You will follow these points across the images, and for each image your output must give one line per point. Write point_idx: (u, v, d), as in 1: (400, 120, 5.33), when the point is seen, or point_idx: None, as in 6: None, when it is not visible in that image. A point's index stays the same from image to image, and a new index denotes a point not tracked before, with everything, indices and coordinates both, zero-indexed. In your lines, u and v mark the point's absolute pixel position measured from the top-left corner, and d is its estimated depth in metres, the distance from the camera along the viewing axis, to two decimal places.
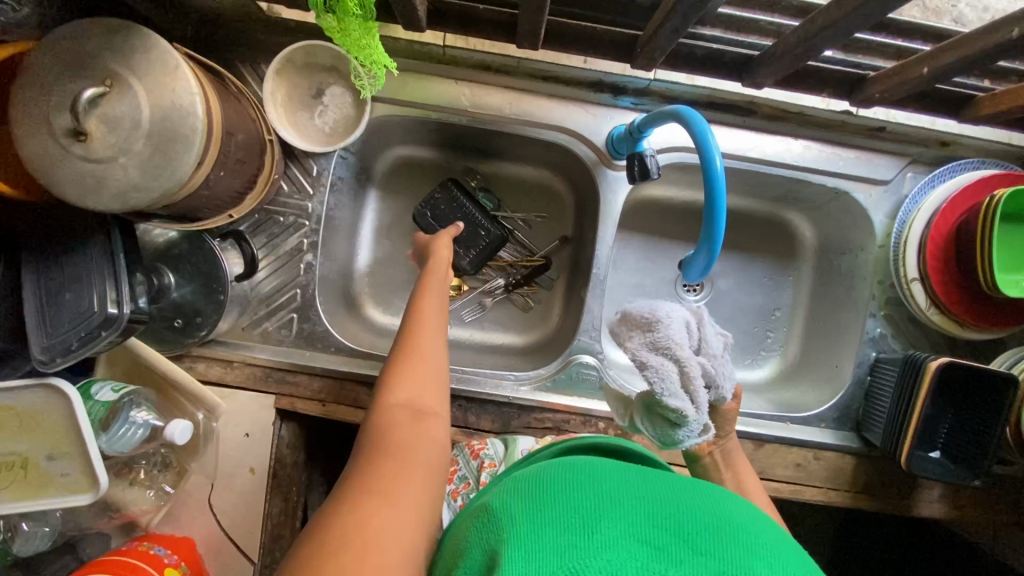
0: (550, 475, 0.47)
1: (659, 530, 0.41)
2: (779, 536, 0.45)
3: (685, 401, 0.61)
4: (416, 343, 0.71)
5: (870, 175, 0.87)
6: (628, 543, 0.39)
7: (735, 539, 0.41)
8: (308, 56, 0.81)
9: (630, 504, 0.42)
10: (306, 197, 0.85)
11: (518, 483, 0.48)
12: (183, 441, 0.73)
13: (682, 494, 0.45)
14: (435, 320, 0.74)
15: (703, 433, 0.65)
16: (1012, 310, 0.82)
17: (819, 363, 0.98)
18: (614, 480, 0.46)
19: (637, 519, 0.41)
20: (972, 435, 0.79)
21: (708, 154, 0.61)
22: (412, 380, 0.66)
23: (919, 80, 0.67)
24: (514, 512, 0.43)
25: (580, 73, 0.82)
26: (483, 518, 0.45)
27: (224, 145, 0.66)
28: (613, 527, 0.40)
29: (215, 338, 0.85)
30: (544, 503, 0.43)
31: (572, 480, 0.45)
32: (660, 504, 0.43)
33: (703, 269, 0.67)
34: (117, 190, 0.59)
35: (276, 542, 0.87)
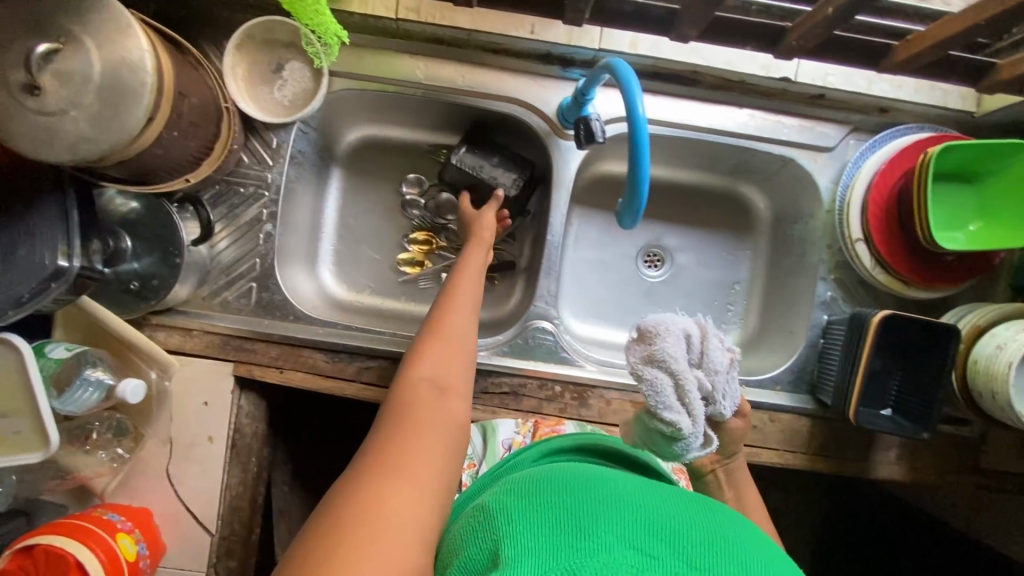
0: (550, 482, 0.50)
1: (652, 538, 0.43)
2: (773, 557, 0.46)
3: (682, 415, 0.63)
4: (443, 321, 0.70)
5: (814, 142, 0.90)
6: (623, 551, 0.41)
7: (724, 552, 0.43)
8: (267, 32, 0.84)
9: (629, 515, 0.45)
10: (265, 169, 0.88)
11: (516, 488, 0.50)
12: (136, 400, 0.74)
13: (679, 510, 0.47)
14: (465, 298, 0.73)
15: (704, 447, 0.67)
16: (956, 268, 0.85)
17: (776, 331, 1.00)
18: (614, 491, 0.48)
19: (632, 531, 0.43)
20: (920, 389, 0.81)
21: (631, 101, 0.62)
22: (436, 358, 0.65)
23: (825, 20, 0.71)
24: (512, 517, 0.45)
25: (528, 45, 0.84)
26: (480, 520, 0.47)
27: (177, 106, 0.69)
28: (610, 534, 0.42)
29: (175, 307, 0.87)
30: (543, 510, 0.45)
31: (572, 490, 0.47)
32: (655, 514, 0.45)
33: (633, 213, 0.68)
34: (68, 142, 0.61)
35: (235, 511, 0.87)
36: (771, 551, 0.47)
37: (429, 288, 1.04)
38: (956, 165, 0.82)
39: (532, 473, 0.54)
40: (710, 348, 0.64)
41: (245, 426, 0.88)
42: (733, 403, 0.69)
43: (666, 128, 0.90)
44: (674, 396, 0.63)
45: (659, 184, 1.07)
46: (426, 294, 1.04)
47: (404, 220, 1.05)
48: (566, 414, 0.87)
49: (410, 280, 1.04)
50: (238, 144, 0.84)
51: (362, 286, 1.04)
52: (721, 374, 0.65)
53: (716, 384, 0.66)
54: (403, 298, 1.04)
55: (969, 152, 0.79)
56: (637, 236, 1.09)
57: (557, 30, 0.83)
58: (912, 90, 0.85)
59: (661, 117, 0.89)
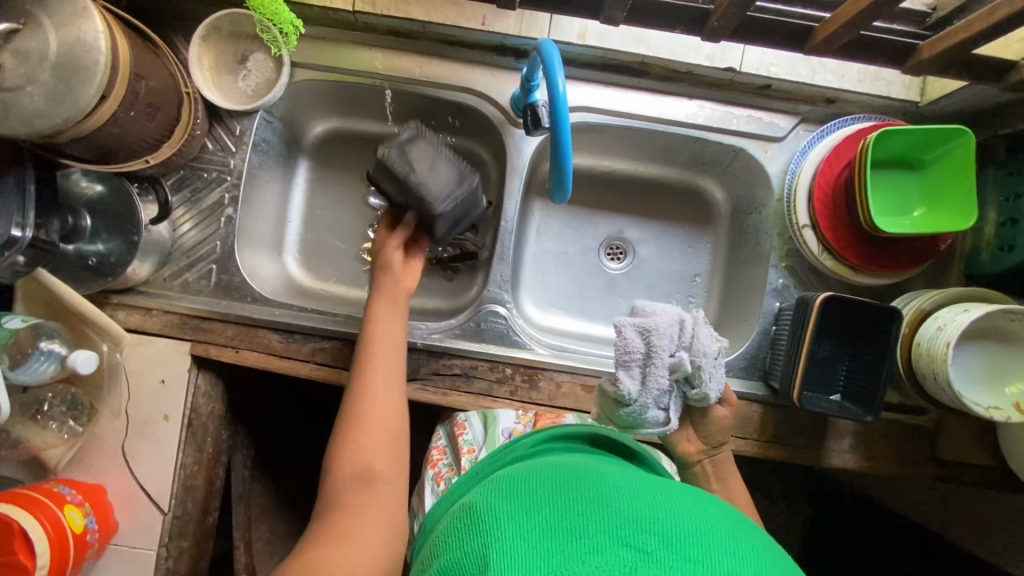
0: (540, 485, 0.51)
1: (645, 533, 0.44)
2: (768, 548, 0.48)
3: (632, 378, 0.68)
4: (365, 371, 0.70)
5: (763, 132, 0.92)
6: (615, 549, 0.43)
7: (717, 543, 0.44)
8: (233, 25, 0.88)
9: (618, 512, 0.46)
10: (228, 155, 0.91)
11: (503, 494, 0.52)
12: (88, 370, 0.76)
13: (669, 504, 0.49)
14: (385, 344, 0.72)
15: (649, 421, 0.71)
16: (906, 255, 0.85)
17: (733, 320, 1.00)
18: (604, 489, 0.50)
19: (625, 528, 0.44)
20: (868, 373, 0.81)
21: (552, 75, 0.64)
22: (370, 423, 0.66)
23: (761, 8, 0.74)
24: (503, 521, 0.47)
25: (481, 36, 0.88)
26: (471, 523, 0.49)
27: (133, 87, 0.72)
28: (601, 534, 0.44)
29: (137, 287, 0.89)
30: (533, 515, 0.47)
31: (561, 492, 0.49)
32: (646, 511, 0.47)
33: (562, 185, 0.68)
34: (23, 117, 0.64)
35: (187, 490, 0.88)
36: (766, 541, 0.49)
37: None
38: (899, 152, 0.83)
39: (522, 474, 0.55)
40: (690, 339, 0.68)
41: (201, 406, 0.89)
42: (717, 387, 0.73)
43: (617, 118, 0.92)
44: (640, 367, 0.68)
45: (619, 177, 1.09)
46: None
47: (368, 210, 1.07)
48: (517, 396, 0.88)
49: None
50: (201, 131, 0.88)
51: (326, 274, 1.05)
52: (703, 363, 0.69)
53: (695, 371, 0.70)
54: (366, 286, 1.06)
55: (911, 139, 0.80)
56: (600, 229, 1.11)
57: (508, 22, 0.86)
58: (856, 81, 0.87)
59: (612, 107, 0.91)
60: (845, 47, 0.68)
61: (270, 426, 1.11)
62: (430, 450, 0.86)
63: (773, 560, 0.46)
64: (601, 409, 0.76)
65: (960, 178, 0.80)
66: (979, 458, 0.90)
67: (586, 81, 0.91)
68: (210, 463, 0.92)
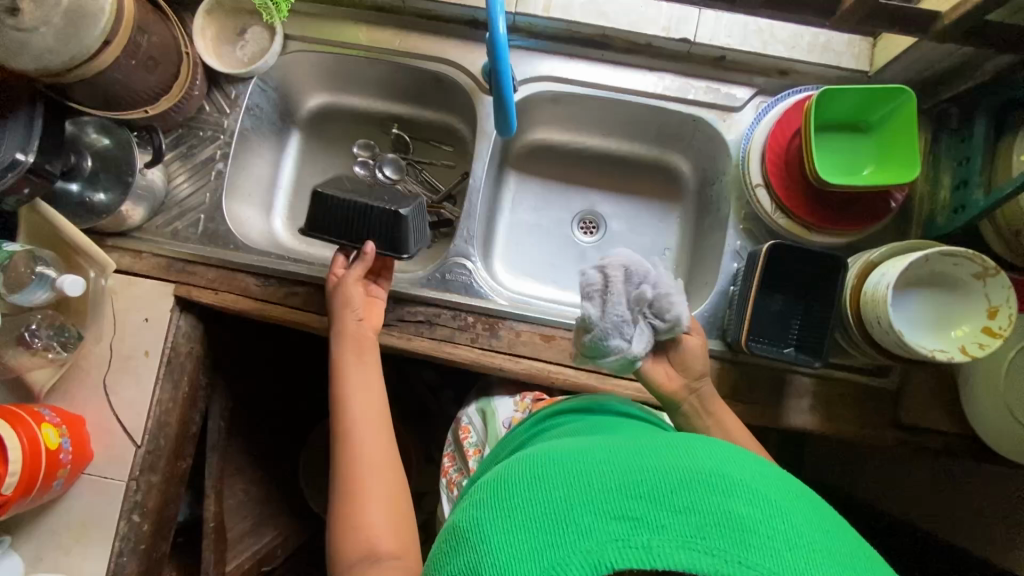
0: (517, 469, 0.47)
1: (634, 500, 0.40)
2: (765, 469, 0.45)
3: (595, 307, 0.70)
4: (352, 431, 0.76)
5: (721, 101, 0.96)
6: (608, 526, 0.39)
7: (710, 486, 0.41)
8: (235, 1, 0.98)
9: (602, 482, 0.42)
10: (223, 116, 0.99)
11: (483, 489, 0.47)
12: (76, 293, 0.83)
13: (655, 455, 0.44)
14: (365, 402, 0.78)
15: (617, 350, 0.72)
16: (857, 214, 0.88)
17: (696, 285, 1.02)
18: (585, 458, 0.45)
19: (613, 498, 0.40)
20: (819, 324, 0.83)
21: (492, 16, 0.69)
22: (357, 414, 0.78)
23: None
24: (486, 522, 0.42)
25: (456, 10, 0.96)
26: (456, 532, 0.44)
27: (135, 38, 0.81)
28: (589, 513, 0.40)
29: (132, 232, 0.96)
30: (514, 509, 0.42)
31: (538, 472, 0.44)
32: (632, 468, 0.42)
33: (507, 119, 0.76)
34: (36, 53, 0.73)
35: (161, 426, 0.92)
36: (760, 462, 0.46)
37: None
38: (845, 114, 0.87)
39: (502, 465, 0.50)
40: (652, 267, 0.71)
41: (181, 345, 0.94)
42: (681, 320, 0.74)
43: (582, 88, 0.98)
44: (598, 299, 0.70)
45: (592, 153, 1.13)
46: None
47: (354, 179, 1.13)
48: (477, 343, 0.91)
49: None
50: (200, 92, 0.96)
51: (311, 238, 1.11)
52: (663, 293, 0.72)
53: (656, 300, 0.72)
54: None
55: (856, 98, 0.84)
56: (573, 203, 1.14)
57: None
58: (806, 51, 0.92)
59: (576, 77, 0.98)
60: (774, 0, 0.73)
61: (249, 384, 1.15)
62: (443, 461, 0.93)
63: (769, 478, 0.44)
64: (574, 349, 0.79)
65: (905, 135, 0.83)
66: (945, 424, 0.89)
67: (552, 53, 0.98)
68: (184, 404, 0.96)
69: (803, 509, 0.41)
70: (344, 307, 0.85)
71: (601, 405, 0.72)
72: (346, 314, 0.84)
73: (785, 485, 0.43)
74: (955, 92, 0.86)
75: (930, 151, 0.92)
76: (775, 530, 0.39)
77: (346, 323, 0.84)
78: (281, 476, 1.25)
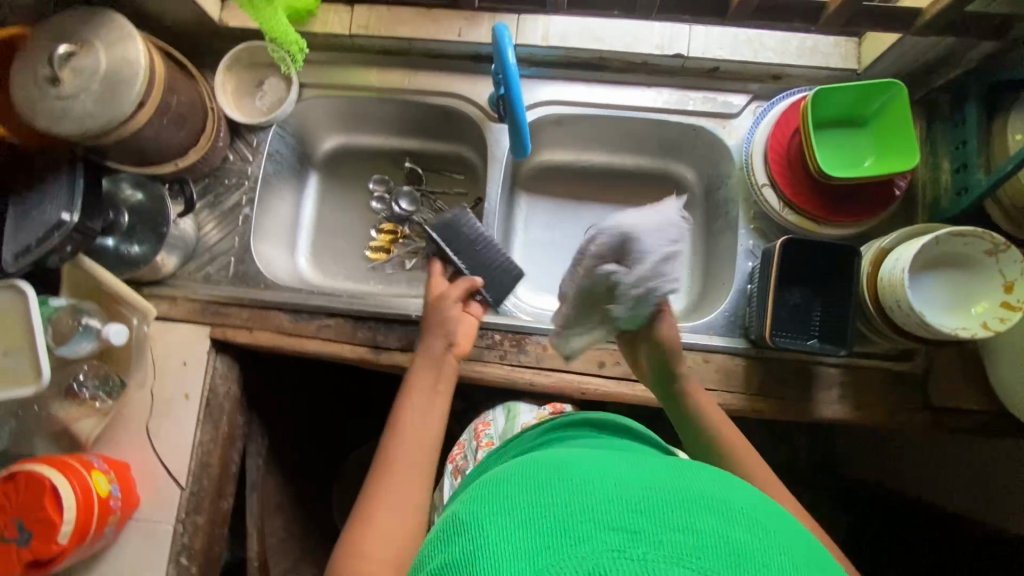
0: (518, 476, 0.47)
1: (634, 513, 0.40)
2: (763, 504, 0.46)
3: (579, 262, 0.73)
4: (397, 435, 0.72)
5: (719, 110, 1.01)
6: (604, 536, 0.39)
7: (710, 509, 0.42)
8: (251, 56, 1.04)
9: (602, 495, 0.42)
10: (246, 164, 1.04)
11: (482, 490, 0.47)
12: (120, 342, 0.86)
13: (655, 477, 0.45)
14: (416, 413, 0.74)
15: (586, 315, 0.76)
16: (863, 204, 0.91)
17: (713, 286, 1.05)
18: (586, 474, 0.45)
19: (612, 507, 0.41)
20: (840, 312, 0.84)
21: (502, 49, 0.73)
22: (409, 420, 0.74)
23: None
24: (486, 521, 0.42)
25: (460, 46, 1.01)
26: (452, 528, 0.44)
27: (166, 98, 0.86)
28: (587, 521, 0.40)
29: (166, 280, 1.00)
30: (515, 512, 0.42)
31: (540, 481, 0.45)
32: (633, 485, 0.43)
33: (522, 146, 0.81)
34: (76, 118, 0.78)
35: (203, 467, 0.94)
36: (758, 498, 0.47)
37: (395, 273, 1.14)
38: (839, 111, 0.91)
39: (502, 470, 0.51)
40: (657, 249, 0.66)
41: (218, 385, 0.97)
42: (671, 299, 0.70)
43: (585, 110, 1.03)
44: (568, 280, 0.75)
45: (597, 169, 1.17)
46: (392, 278, 1.14)
47: (371, 214, 1.18)
48: (506, 360, 0.93)
49: (375, 266, 1.15)
50: (224, 143, 1.02)
51: (335, 273, 1.16)
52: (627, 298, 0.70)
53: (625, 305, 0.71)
54: (371, 281, 1.15)
55: (847, 95, 0.88)
56: (584, 218, 1.18)
57: (481, 33, 1.00)
58: (796, 56, 0.97)
59: (578, 100, 1.02)
60: (763, 11, 0.78)
61: (285, 421, 1.17)
62: (452, 448, 0.94)
63: (768, 514, 0.44)
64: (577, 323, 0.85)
65: (900, 125, 0.86)
66: (977, 404, 0.89)
67: (553, 79, 1.03)
68: (225, 444, 0.98)
69: (797, 545, 0.42)
70: (440, 329, 0.83)
71: (605, 420, 0.74)
72: (441, 332, 0.82)
73: (780, 522, 0.44)
74: (945, 81, 0.90)
75: (926, 140, 0.95)
76: (768, 559, 0.39)
77: (433, 346, 0.82)
78: (319, 512, 1.26)
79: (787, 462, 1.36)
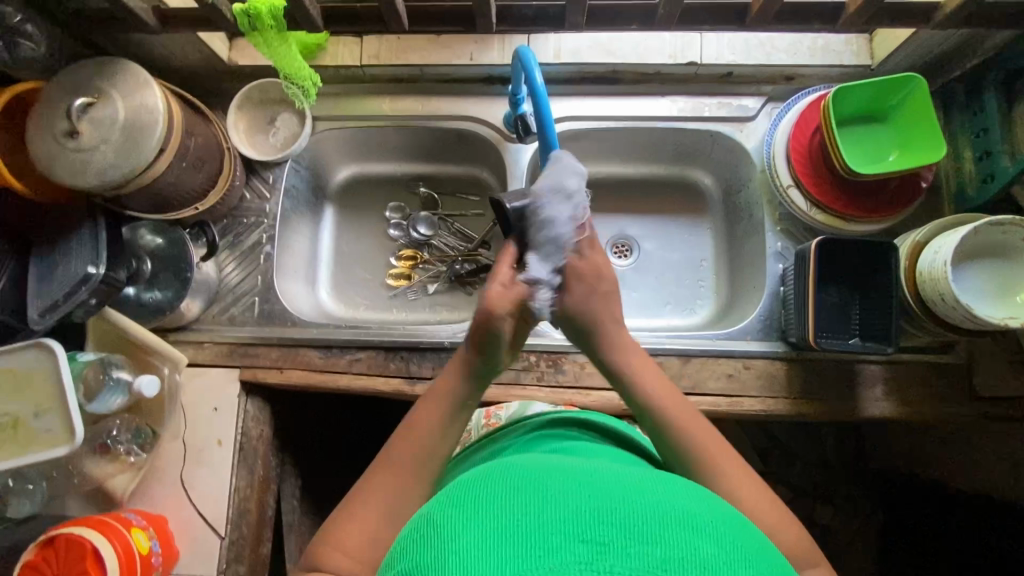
0: (492, 476, 0.46)
1: (607, 523, 0.39)
2: (732, 514, 0.45)
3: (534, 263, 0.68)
4: (411, 437, 0.63)
5: (735, 114, 1.01)
6: (574, 547, 0.38)
7: (685, 520, 0.40)
8: (262, 93, 1.03)
9: (575, 504, 0.41)
10: (264, 201, 1.03)
11: (458, 487, 0.45)
12: (152, 393, 0.84)
13: (631, 485, 0.44)
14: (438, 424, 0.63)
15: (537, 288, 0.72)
16: (889, 198, 0.91)
17: (743, 290, 1.04)
18: (562, 477, 0.44)
19: (585, 517, 0.40)
20: (880, 309, 0.84)
21: (529, 72, 0.78)
22: (428, 430, 0.63)
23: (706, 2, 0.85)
24: (457, 521, 0.41)
25: (472, 69, 1.01)
26: (421, 527, 0.43)
27: (184, 142, 0.85)
28: (560, 533, 0.39)
29: (192, 325, 0.98)
30: (488, 517, 0.41)
31: (514, 483, 0.43)
32: (609, 493, 0.42)
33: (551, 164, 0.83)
34: (98, 170, 0.77)
35: (241, 514, 0.91)
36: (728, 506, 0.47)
37: (417, 298, 1.12)
38: (859, 107, 0.91)
39: (476, 469, 0.49)
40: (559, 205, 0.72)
41: (251, 428, 0.95)
42: None
43: (601, 123, 1.03)
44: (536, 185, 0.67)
45: (614, 180, 1.15)
46: (416, 304, 1.13)
47: (389, 241, 1.16)
48: (544, 381, 0.92)
49: (397, 292, 1.13)
50: (240, 182, 1.01)
51: (357, 303, 1.13)
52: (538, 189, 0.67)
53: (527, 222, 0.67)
54: (394, 309, 1.13)
55: (866, 92, 0.88)
56: (604, 230, 1.15)
57: (492, 55, 0.99)
58: (808, 55, 0.97)
59: (594, 113, 1.02)
60: (782, 16, 0.78)
61: (317, 459, 1.15)
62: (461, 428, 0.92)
63: (740, 527, 0.44)
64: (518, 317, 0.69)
65: (923, 118, 0.86)
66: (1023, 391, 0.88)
67: (567, 94, 1.03)
68: (262, 488, 0.96)
69: (764, 559, 0.41)
70: (487, 350, 0.64)
71: (585, 420, 0.73)
72: (487, 351, 0.64)
73: (747, 535, 0.43)
74: (961, 71, 0.90)
75: (945, 128, 0.95)
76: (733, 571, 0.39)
77: (475, 364, 0.65)
78: None
79: (825, 461, 1.34)
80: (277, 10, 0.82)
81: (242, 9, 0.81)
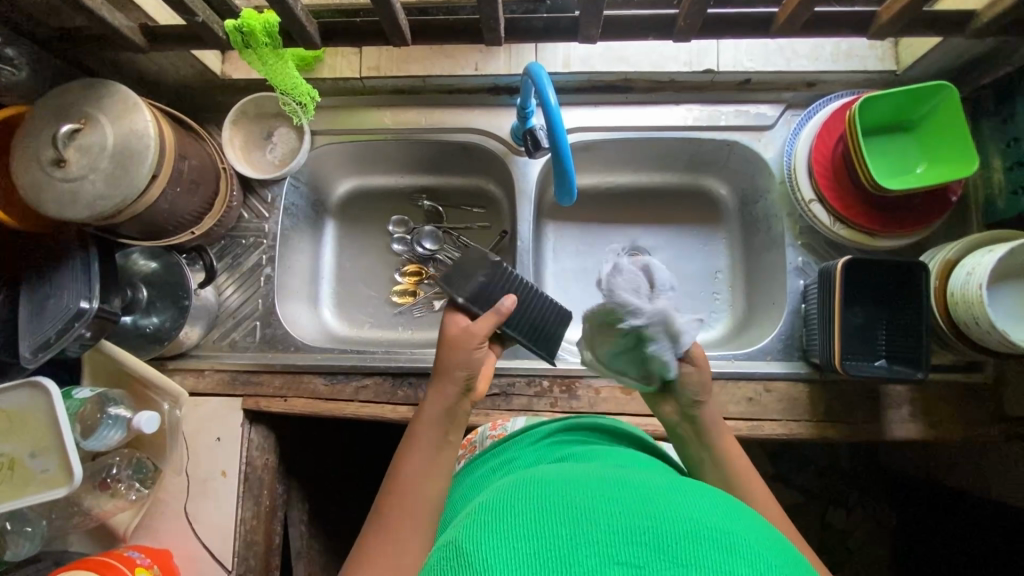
0: (516, 494, 0.42)
1: (638, 545, 0.36)
2: (772, 535, 0.41)
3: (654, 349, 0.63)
4: (402, 471, 0.61)
5: (753, 123, 0.96)
6: (607, 570, 0.35)
7: (725, 541, 0.36)
8: (258, 108, 0.98)
9: (606, 524, 0.37)
10: (263, 220, 0.99)
11: (483, 508, 0.42)
12: (151, 430, 0.81)
13: (663, 502, 0.40)
14: (423, 453, 0.63)
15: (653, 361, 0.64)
16: (916, 212, 0.87)
17: (761, 305, 1.00)
18: (590, 496, 0.41)
19: (618, 539, 0.36)
20: (907, 331, 0.81)
21: (543, 91, 0.74)
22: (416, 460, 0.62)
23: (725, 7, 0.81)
24: (484, 538, 0.37)
25: (476, 79, 0.97)
26: (448, 552, 0.39)
27: (178, 165, 0.81)
28: (592, 554, 0.35)
29: (191, 351, 0.95)
30: (513, 541, 0.37)
31: (543, 499, 0.40)
32: (641, 514, 0.38)
33: (569, 190, 0.82)
34: (88, 200, 0.72)
35: (249, 547, 0.88)
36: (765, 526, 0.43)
37: (424, 316, 1.08)
38: (886, 117, 0.86)
39: (499, 488, 0.46)
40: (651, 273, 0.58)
41: (256, 458, 0.92)
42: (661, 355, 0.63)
43: (613, 133, 0.98)
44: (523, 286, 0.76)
45: (626, 190, 1.11)
46: (422, 321, 1.08)
47: (393, 257, 1.11)
48: (557, 407, 0.89)
49: (402, 310, 1.08)
50: (237, 202, 0.97)
51: (361, 321, 1.09)
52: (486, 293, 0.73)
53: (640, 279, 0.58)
54: (399, 327, 1.08)
55: (894, 101, 0.83)
56: (615, 241, 1.11)
57: (499, 63, 0.96)
58: (830, 61, 0.92)
59: (606, 124, 0.98)
60: (807, 25, 0.74)
61: (323, 481, 1.11)
62: (467, 436, 0.87)
63: (781, 548, 0.40)
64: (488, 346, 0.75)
65: (951, 132, 0.82)
66: None
67: (577, 104, 0.98)
68: (270, 518, 0.93)
69: None
70: (455, 367, 0.66)
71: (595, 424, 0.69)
72: (459, 374, 0.66)
73: (787, 558, 0.38)
74: (992, 79, 0.86)
75: (974, 136, 0.91)
76: None
77: (445, 388, 0.66)
78: None
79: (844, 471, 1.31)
80: (271, 26, 0.78)
81: (234, 26, 0.77)
